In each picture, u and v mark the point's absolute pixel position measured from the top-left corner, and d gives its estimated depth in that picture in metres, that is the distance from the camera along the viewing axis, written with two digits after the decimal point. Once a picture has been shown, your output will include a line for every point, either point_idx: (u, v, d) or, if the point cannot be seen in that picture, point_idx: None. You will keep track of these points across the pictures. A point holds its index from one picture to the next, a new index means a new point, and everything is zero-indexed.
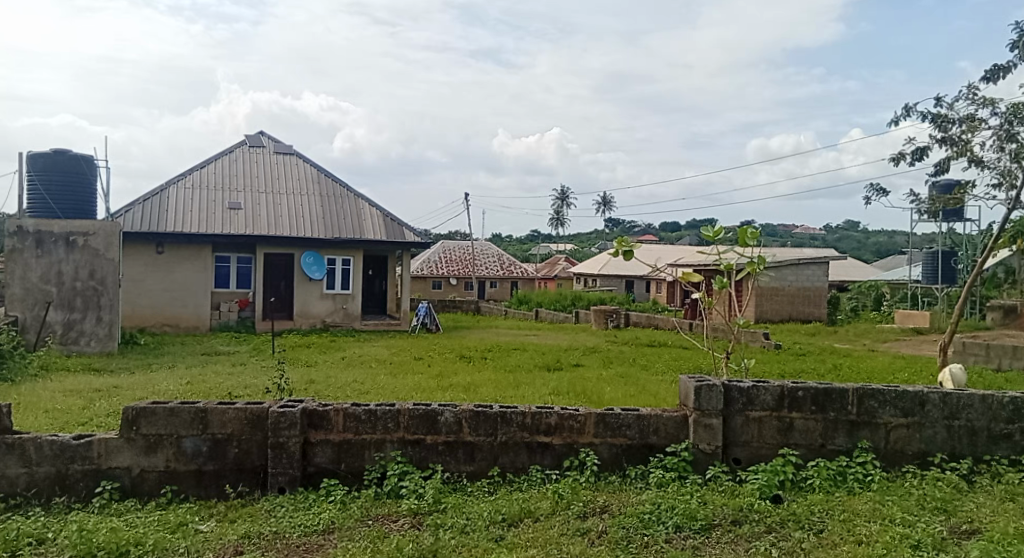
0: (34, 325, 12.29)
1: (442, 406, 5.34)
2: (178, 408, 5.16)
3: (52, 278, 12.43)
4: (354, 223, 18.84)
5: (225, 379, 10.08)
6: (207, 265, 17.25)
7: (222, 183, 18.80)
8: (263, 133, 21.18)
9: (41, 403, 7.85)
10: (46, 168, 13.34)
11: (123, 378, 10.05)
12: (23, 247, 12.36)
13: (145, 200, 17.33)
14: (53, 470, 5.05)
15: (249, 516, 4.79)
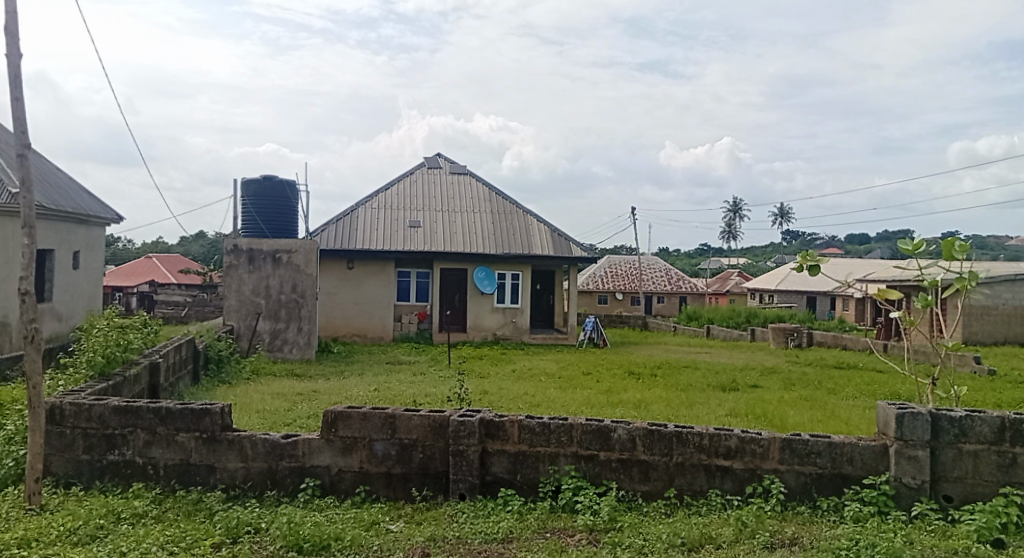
0: (246, 333, 13.65)
1: (615, 423, 5.30)
2: (370, 413, 5.51)
3: (261, 292, 13.78)
4: (525, 239, 19.27)
5: (407, 387, 10.64)
6: (391, 280, 18.32)
7: (404, 202, 19.95)
8: (439, 155, 22.27)
9: (253, 404, 8.74)
10: (257, 193, 14.82)
11: (320, 384, 10.92)
12: (237, 263, 13.78)
13: (337, 220, 18.76)
14: (266, 466, 5.58)
15: (434, 520, 5.01)
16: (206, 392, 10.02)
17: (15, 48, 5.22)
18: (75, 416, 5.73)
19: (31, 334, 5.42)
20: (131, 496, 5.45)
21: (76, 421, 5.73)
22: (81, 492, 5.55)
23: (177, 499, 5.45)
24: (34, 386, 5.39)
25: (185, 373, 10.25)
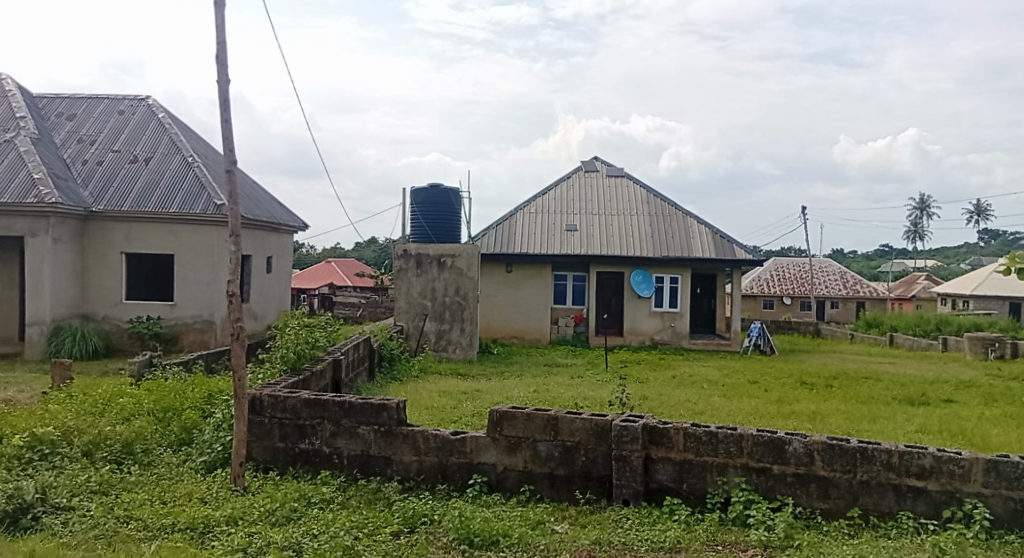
0: (414, 333, 14.33)
1: (790, 435, 5.03)
2: (533, 414, 5.60)
3: (428, 294, 14.41)
4: (685, 241, 18.78)
5: (566, 389, 10.71)
6: (548, 283, 18.51)
7: (561, 206, 20.11)
8: (596, 158, 22.23)
9: (422, 400, 9.18)
10: (424, 200, 15.53)
11: (482, 383, 11.25)
12: (406, 267, 14.49)
13: (497, 225, 19.25)
14: (437, 461, 5.82)
15: (598, 524, 5.00)
16: (380, 388, 10.64)
17: (224, 75, 5.85)
18: (271, 407, 6.28)
19: (237, 331, 6.01)
20: (319, 483, 5.89)
21: (273, 411, 6.28)
22: (276, 476, 6.08)
23: (358, 487, 5.83)
24: (239, 378, 5.97)
25: (362, 370, 10.94)
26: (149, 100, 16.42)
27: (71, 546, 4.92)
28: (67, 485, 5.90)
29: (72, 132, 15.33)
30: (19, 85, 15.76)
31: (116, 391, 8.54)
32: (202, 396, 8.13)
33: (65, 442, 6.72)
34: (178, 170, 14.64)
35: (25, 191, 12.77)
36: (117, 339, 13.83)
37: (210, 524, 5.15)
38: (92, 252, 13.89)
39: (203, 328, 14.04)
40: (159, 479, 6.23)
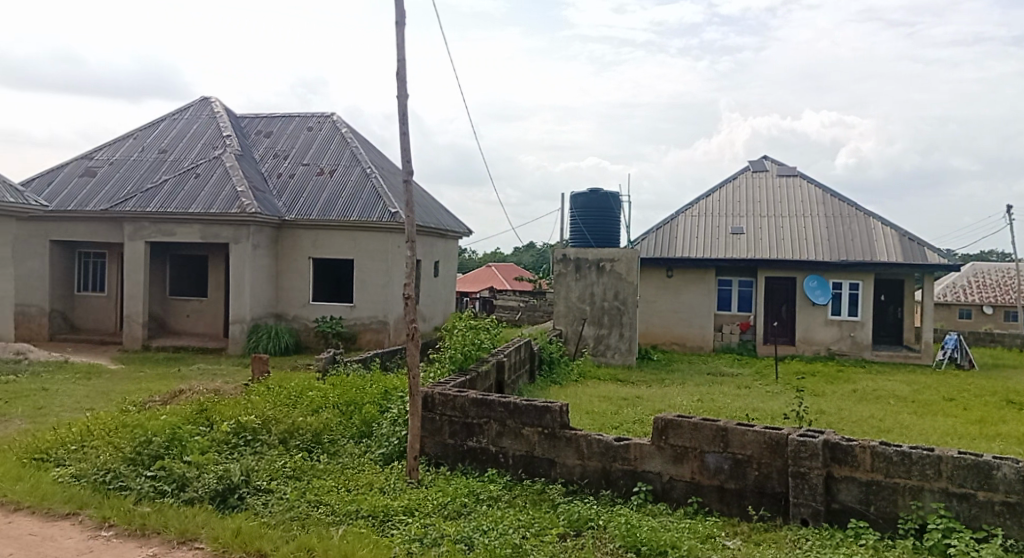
0: (573, 337, 14.38)
1: (997, 459, 4.62)
2: (701, 424, 5.44)
3: (587, 298, 14.40)
4: (865, 244, 17.49)
5: (733, 399, 10.29)
6: (711, 289, 17.92)
7: (727, 209, 19.40)
8: (766, 157, 21.24)
9: (584, 404, 9.18)
10: (584, 205, 15.55)
11: (643, 390, 11.07)
12: (566, 271, 14.57)
13: (658, 228, 18.90)
14: (600, 466, 5.80)
15: (773, 543, 4.77)
16: (541, 390, 10.78)
17: (404, 90, 6.19)
18: (442, 404, 6.54)
19: (412, 332, 6.33)
20: (488, 480, 6.07)
21: (443, 409, 6.53)
22: (446, 471, 6.33)
23: (523, 487, 5.93)
24: (413, 376, 6.28)
25: (525, 373, 11.15)
26: (333, 117, 17.68)
27: (270, 526, 5.42)
28: (267, 468, 6.48)
29: (269, 148, 16.86)
30: (226, 107, 17.57)
31: (305, 385, 9.28)
32: (379, 393, 8.65)
33: (264, 429, 7.39)
34: (358, 181, 15.66)
35: (230, 202, 14.18)
36: (304, 337, 15.02)
37: (389, 514, 5.46)
38: (284, 257, 15.18)
39: (378, 328, 14.91)
40: (343, 468, 6.69)
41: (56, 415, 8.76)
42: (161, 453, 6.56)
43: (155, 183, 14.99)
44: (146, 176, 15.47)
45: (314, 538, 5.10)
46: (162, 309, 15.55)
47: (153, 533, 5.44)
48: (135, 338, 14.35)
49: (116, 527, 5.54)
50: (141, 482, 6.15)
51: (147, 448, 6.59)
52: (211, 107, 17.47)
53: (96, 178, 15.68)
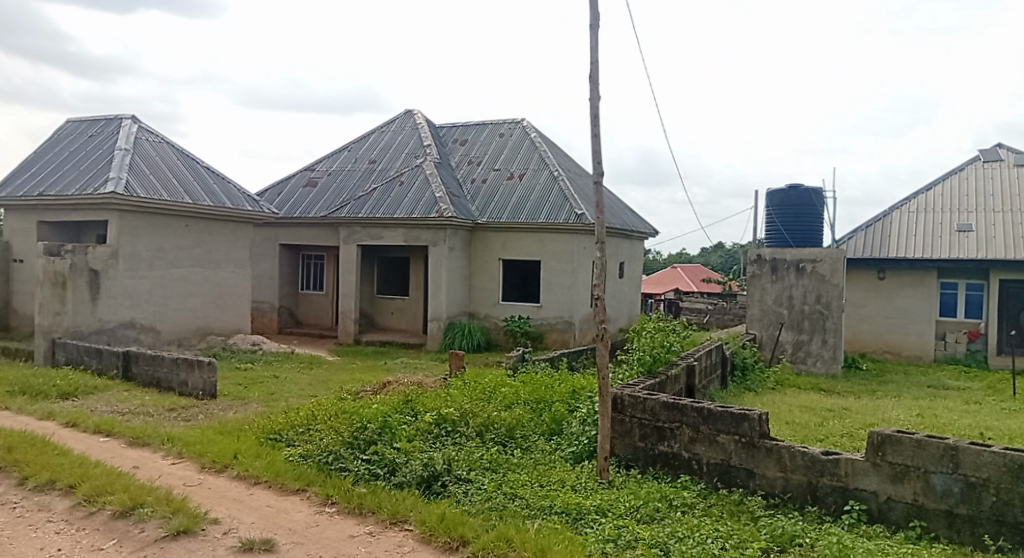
0: (769, 342, 13.70)
1: None
2: (926, 441, 4.98)
3: (785, 301, 13.62)
4: None
5: (960, 416, 9.24)
6: (932, 293, 16.27)
7: (951, 204, 17.49)
8: (1000, 144, 18.89)
9: (783, 414, 8.68)
10: (783, 203, 14.71)
11: (851, 402, 10.25)
12: (761, 273, 13.88)
13: (868, 226, 17.45)
14: (805, 480, 5.47)
15: None
16: (735, 397, 10.35)
17: (596, 92, 6.22)
18: (632, 407, 6.48)
19: (602, 332, 6.33)
20: (680, 486, 5.94)
21: (634, 411, 6.47)
22: (638, 474, 6.26)
23: (720, 497, 5.73)
24: (603, 377, 6.28)
25: (716, 378, 10.80)
26: (524, 122, 18.13)
27: (470, 514, 5.68)
28: (466, 459, 6.79)
29: (465, 155, 17.67)
30: (427, 118, 18.65)
31: (498, 381, 9.62)
32: (568, 392, 8.78)
33: (463, 421, 7.75)
34: (547, 184, 15.96)
35: (430, 207, 15.02)
36: (495, 335, 15.58)
37: (582, 511, 5.51)
38: (477, 259, 15.82)
39: (565, 328, 15.11)
40: (536, 463, 6.85)
41: (285, 400, 9.78)
42: (374, 439, 7.11)
43: (365, 192, 16.25)
44: (357, 185, 16.81)
45: (513, 529, 5.27)
46: (370, 306, 16.83)
47: (369, 512, 5.90)
48: (347, 333, 15.65)
49: (338, 505, 6.08)
50: (357, 465, 6.70)
51: (361, 433, 7.16)
52: (415, 118, 18.63)
53: (316, 188, 17.30)
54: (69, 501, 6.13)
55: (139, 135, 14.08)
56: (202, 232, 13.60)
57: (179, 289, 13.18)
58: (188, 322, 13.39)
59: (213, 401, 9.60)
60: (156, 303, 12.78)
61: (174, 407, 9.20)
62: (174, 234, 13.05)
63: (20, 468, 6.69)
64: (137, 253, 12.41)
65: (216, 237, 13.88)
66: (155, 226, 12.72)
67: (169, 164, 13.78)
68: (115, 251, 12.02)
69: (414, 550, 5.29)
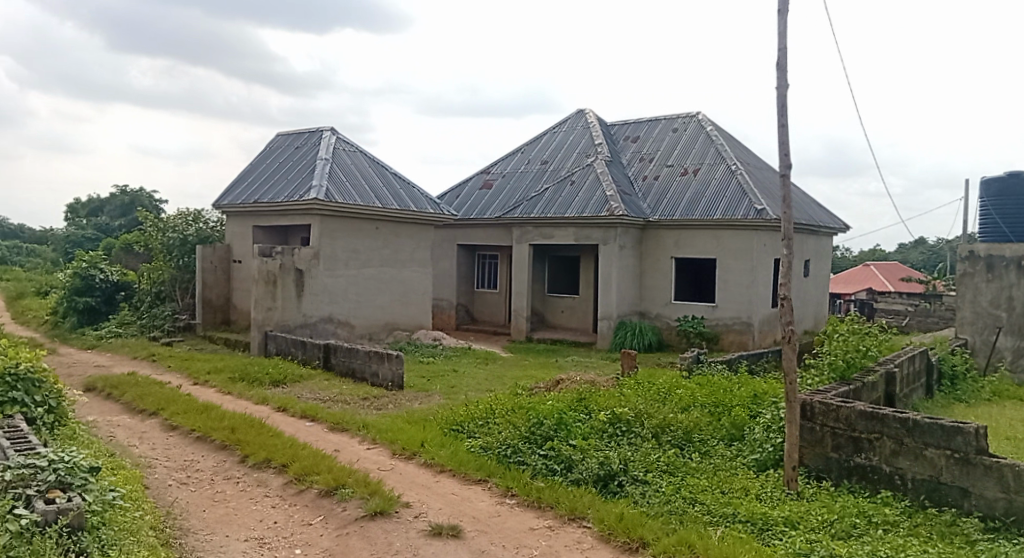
0: (984, 349, 12.35)
1: None
2: None
3: (1003, 303, 12.20)
4: None
5: None
6: None
7: None
8: None
9: (1003, 429, 7.77)
10: (1001, 192, 13.16)
11: None
12: (974, 271, 12.51)
13: None
14: None
15: None
16: (942, 408, 9.42)
17: (784, 80, 5.91)
18: (824, 415, 6.07)
19: (789, 334, 6.01)
20: (881, 502, 5.50)
21: (825, 420, 6.06)
22: (830, 487, 5.86)
23: (928, 516, 5.27)
24: (790, 382, 5.95)
25: (919, 386, 9.88)
26: (699, 116, 17.58)
27: (650, 515, 5.62)
28: (642, 460, 6.71)
29: (637, 152, 17.47)
30: (599, 117, 18.65)
31: (674, 382, 9.42)
32: (749, 396, 8.43)
33: (638, 422, 7.65)
34: (724, 178, 15.39)
35: (601, 206, 15.00)
36: (667, 336, 15.26)
37: (768, 522, 5.26)
38: (650, 257, 15.57)
39: (742, 329, 14.49)
40: (716, 469, 6.62)
41: (464, 393, 10.19)
42: (550, 434, 7.22)
43: (537, 192, 16.54)
44: (530, 185, 17.15)
45: (695, 534, 5.14)
46: (541, 304, 17.09)
47: (547, 506, 6.00)
48: (520, 330, 16.01)
49: (518, 497, 6.24)
50: (535, 460, 6.83)
51: (538, 429, 7.30)
52: (586, 117, 18.69)
53: (491, 190, 17.85)
54: (283, 478, 6.79)
55: (337, 145, 15.26)
56: (390, 234, 14.48)
57: (369, 287, 14.12)
58: (377, 319, 14.31)
59: (400, 392, 10.19)
60: (349, 300, 13.77)
61: (366, 396, 9.87)
62: (366, 236, 14.00)
63: (241, 446, 7.48)
64: (335, 254, 13.45)
65: (402, 238, 14.72)
66: (349, 228, 13.70)
67: (361, 171, 14.80)
68: (315, 252, 13.11)
69: (593, 548, 5.31)
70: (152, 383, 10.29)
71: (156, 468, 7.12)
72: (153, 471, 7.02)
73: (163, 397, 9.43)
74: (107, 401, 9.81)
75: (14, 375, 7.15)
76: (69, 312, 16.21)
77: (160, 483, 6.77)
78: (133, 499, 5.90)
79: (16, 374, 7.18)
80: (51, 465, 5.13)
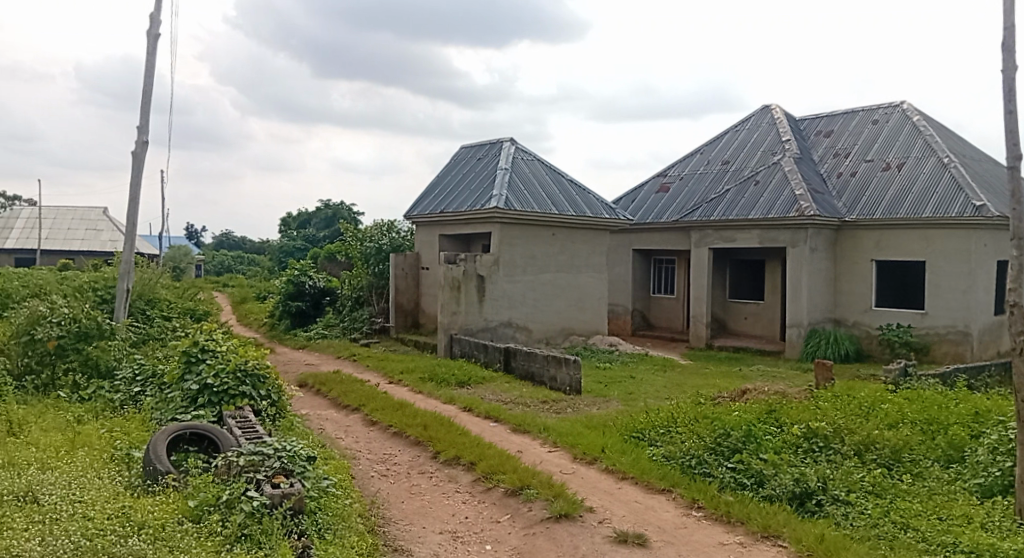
0: None
1: None
2: None
3: None
4: None
5: None
6: None
7: None
8: None
9: None
10: None
11: None
12: None
13: None
14: None
15: None
16: None
17: (1010, 63, 5.29)
18: None
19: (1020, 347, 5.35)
20: None
21: None
22: None
23: None
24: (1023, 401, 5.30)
25: None
26: (903, 105, 16.15)
27: (855, 539, 5.23)
28: (844, 478, 6.26)
29: (830, 148, 16.37)
30: (787, 112, 17.69)
31: (878, 395, 8.70)
32: (968, 415, 7.61)
33: (837, 438, 7.14)
34: (933, 172, 14.02)
35: (789, 206, 14.22)
36: (866, 345, 14.15)
37: (998, 554, 4.71)
38: (845, 261, 14.54)
39: (958, 339, 13.12)
40: (931, 493, 6.03)
41: (644, 401, 10.04)
42: (739, 447, 6.93)
43: (718, 193, 15.98)
44: (711, 187, 16.62)
45: None
46: (723, 311, 16.47)
47: (738, 522, 5.77)
48: (700, 337, 15.53)
49: (705, 510, 6.04)
50: (723, 472, 6.59)
51: (726, 440, 7.04)
52: (773, 113, 17.79)
53: (670, 192, 17.51)
54: (472, 475, 7.07)
55: (516, 154, 15.68)
56: (567, 239, 14.64)
57: (547, 292, 14.34)
58: (555, 323, 14.51)
59: (578, 397, 10.24)
60: (528, 305, 14.07)
61: (546, 399, 10.03)
62: (543, 242, 14.25)
63: (433, 443, 7.88)
64: (513, 260, 13.81)
65: (578, 244, 14.83)
66: (529, 235, 14.02)
67: (539, 179, 15.09)
68: (496, 259, 13.54)
69: None
70: (352, 381, 11.11)
71: (360, 459, 7.69)
72: (358, 462, 7.59)
73: (364, 393, 10.16)
74: (317, 397, 10.74)
75: (244, 371, 8.03)
76: (283, 315, 17.97)
77: (364, 473, 7.29)
78: (343, 487, 6.43)
79: (246, 369, 8.06)
80: (276, 453, 5.73)
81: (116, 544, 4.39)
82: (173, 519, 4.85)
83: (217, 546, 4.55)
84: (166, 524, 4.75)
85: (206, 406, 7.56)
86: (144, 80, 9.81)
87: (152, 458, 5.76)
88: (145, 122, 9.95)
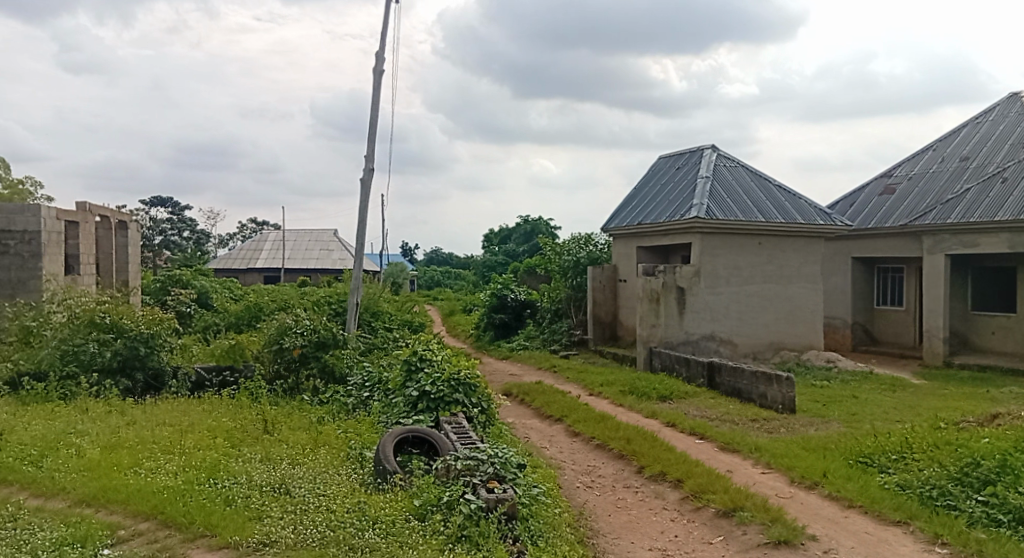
0: None
1: None
2: None
3: None
4: None
5: None
6: None
7: None
8: None
9: None
10: None
11: None
12: None
13: None
14: None
15: None
16: None
17: None
18: None
19: None
20: None
21: None
22: None
23: None
24: None
25: None
26: None
27: None
28: None
29: None
30: None
31: None
32: None
33: None
34: None
35: None
36: None
37: None
38: None
39: None
40: None
41: (870, 423, 9.23)
42: (991, 478, 6.12)
43: (955, 194, 14.38)
44: (946, 187, 15.00)
45: None
46: (963, 325, 14.75)
47: None
48: (935, 354, 14.02)
49: (951, 547, 5.43)
50: (972, 506, 5.88)
51: (974, 470, 6.26)
52: None
53: (895, 195, 16.04)
54: (679, 493, 6.89)
55: (719, 161, 15.18)
56: (776, 248, 13.89)
57: (755, 304, 13.69)
58: (765, 337, 13.81)
59: (793, 416, 9.64)
60: (734, 317, 13.51)
61: (757, 417, 9.55)
62: (750, 252, 13.64)
63: (637, 457, 7.80)
64: (717, 271, 13.35)
65: (789, 252, 14.02)
66: (735, 244, 13.50)
67: (744, 186, 14.49)
68: (698, 269, 13.18)
69: None
70: (555, 391, 11.31)
71: (565, 470, 7.79)
72: (563, 473, 7.69)
73: (567, 404, 10.30)
74: (522, 406, 11.06)
75: (457, 379, 8.46)
76: (487, 327, 18.76)
77: (570, 484, 7.38)
78: (552, 496, 6.57)
79: (459, 378, 8.49)
80: (490, 458, 5.97)
81: (356, 536, 4.82)
82: (401, 515, 5.21)
83: (440, 545, 4.82)
84: (396, 520, 5.11)
85: (424, 412, 8.07)
86: (371, 113, 10.74)
87: (381, 458, 6.22)
88: (371, 150, 10.88)
